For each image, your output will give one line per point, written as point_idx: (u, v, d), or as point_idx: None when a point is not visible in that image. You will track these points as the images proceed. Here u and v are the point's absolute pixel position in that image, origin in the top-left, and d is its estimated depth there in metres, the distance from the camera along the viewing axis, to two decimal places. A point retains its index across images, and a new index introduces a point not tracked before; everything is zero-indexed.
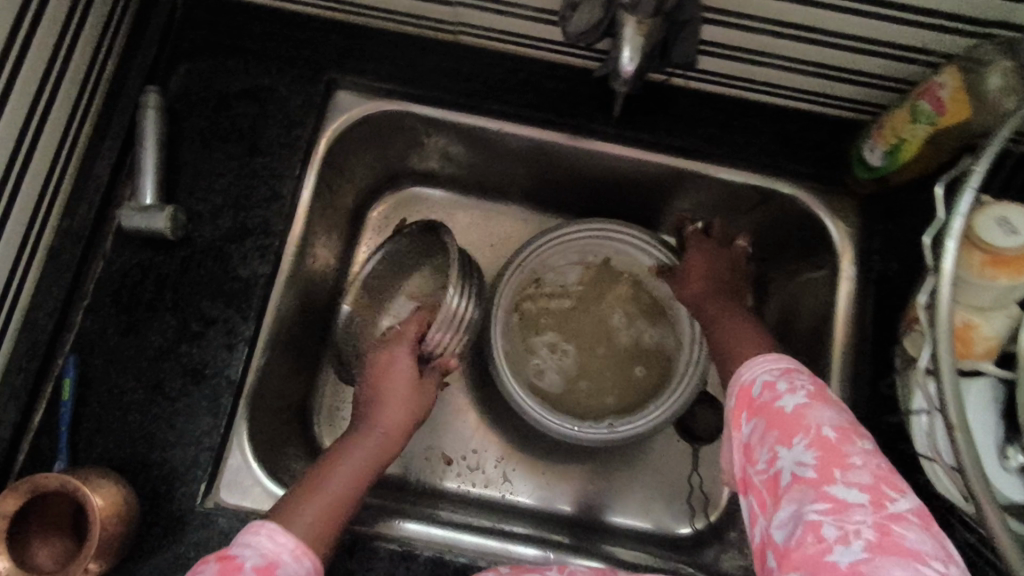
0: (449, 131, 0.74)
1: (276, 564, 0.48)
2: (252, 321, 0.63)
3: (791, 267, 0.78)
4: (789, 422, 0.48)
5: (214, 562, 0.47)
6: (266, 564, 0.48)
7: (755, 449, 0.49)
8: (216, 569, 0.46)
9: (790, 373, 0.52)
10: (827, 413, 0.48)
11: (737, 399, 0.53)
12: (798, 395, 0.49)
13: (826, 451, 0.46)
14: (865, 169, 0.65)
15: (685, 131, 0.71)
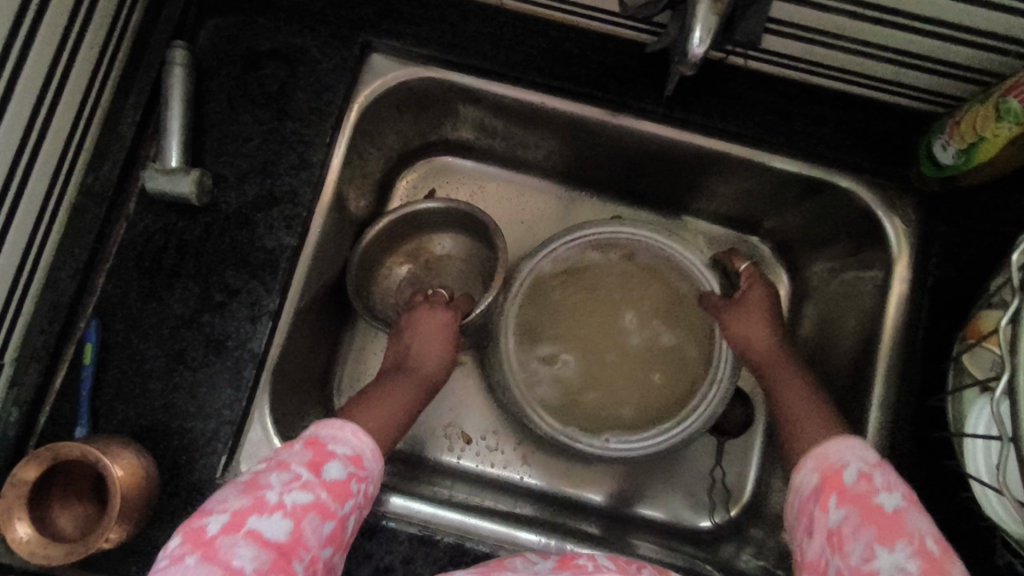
0: (488, 102, 0.70)
1: (364, 458, 0.53)
2: (276, 294, 0.61)
3: (838, 263, 0.74)
4: (886, 522, 0.47)
5: (305, 445, 0.51)
6: (356, 456, 0.52)
7: (846, 537, 0.47)
8: (309, 452, 0.51)
9: (883, 465, 0.51)
10: (922, 521, 0.47)
11: (822, 477, 0.52)
12: (897, 496, 0.48)
13: (929, 563, 0.44)
14: (934, 166, 0.61)
15: (740, 114, 0.66)
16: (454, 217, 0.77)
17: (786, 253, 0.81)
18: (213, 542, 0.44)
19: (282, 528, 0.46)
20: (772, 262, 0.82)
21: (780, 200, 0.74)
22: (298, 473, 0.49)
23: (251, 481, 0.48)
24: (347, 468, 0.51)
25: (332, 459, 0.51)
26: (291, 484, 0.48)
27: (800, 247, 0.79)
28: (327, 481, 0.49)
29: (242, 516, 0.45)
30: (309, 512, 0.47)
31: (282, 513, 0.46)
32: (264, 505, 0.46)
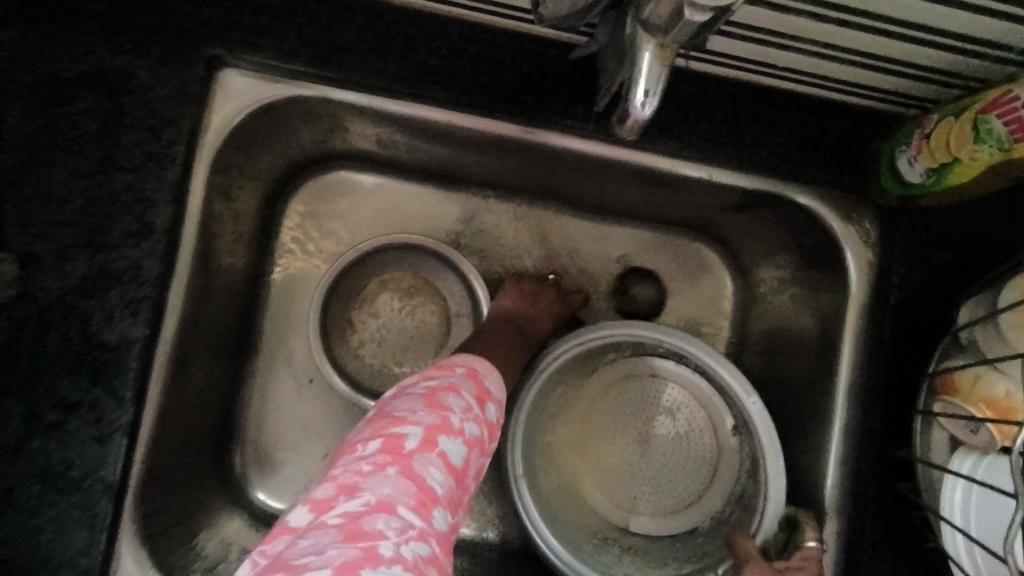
0: (380, 117, 0.57)
1: (502, 405, 0.52)
2: (128, 403, 0.48)
3: (789, 275, 0.67)
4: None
5: (466, 375, 0.50)
6: (500, 401, 0.52)
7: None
8: (472, 381, 0.50)
9: None
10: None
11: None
12: None
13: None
14: (898, 184, 0.53)
15: (682, 126, 0.56)
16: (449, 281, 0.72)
17: (730, 257, 0.74)
18: (410, 454, 0.42)
19: (460, 452, 0.44)
20: (717, 267, 0.76)
21: (725, 209, 0.66)
22: (470, 402, 0.48)
23: (432, 395, 0.46)
24: (496, 414, 0.50)
25: (488, 404, 0.50)
26: (468, 413, 0.47)
27: (746, 252, 0.72)
28: (487, 419, 0.49)
29: (436, 431, 0.44)
30: (478, 444, 0.46)
31: (462, 438, 0.45)
32: (449, 427, 0.45)
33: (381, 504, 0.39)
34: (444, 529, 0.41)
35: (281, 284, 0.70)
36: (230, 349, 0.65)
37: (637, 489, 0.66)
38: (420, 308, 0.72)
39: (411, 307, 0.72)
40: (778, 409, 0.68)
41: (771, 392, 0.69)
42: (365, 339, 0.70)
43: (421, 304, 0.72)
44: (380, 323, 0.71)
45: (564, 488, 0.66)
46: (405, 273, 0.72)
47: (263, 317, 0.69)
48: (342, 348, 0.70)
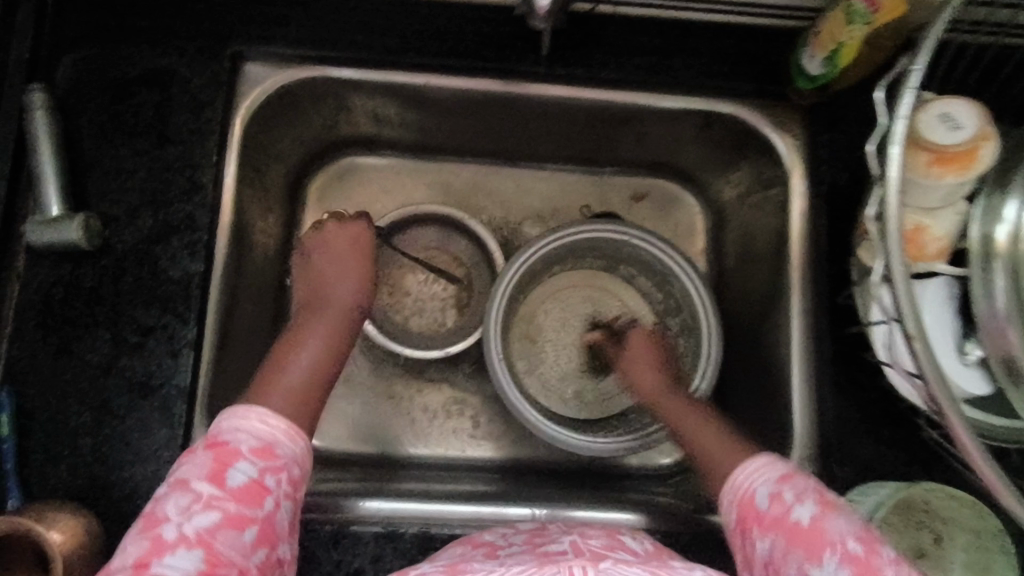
0: (372, 90, 0.70)
1: (270, 443, 0.49)
2: (193, 324, 0.59)
3: (743, 188, 0.77)
4: (829, 499, 0.48)
5: (206, 449, 0.47)
6: (261, 446, 0.49)
7: (780, 568, 0.46)
8: (209, 458, 0.47)
9: (790, 477, 0.50)
10: (843, 521, 0.46)
11: (740, 512, 0.51)
12: (810, 504, 0.48)
13: (858, 568, 0.43)
14: (807, 79, 0.63)
15: (621, 62, 0.68)
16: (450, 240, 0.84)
17: (693, 185, 0.84)
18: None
19: (191, 560, 0.43)
20: (685, 197, 0.86)
21: (679, 137, 0.77)
22: (201, 489, 0.45)
23: (149, 518, 0.45)
24: (254, 466, 0.47)
25: (238, 461, 0.47)
26: (192, 507, 0.45)
27: (707, 179, 0.82)
28: (233, 488, 0.46)
29: (144, 563, 0.42)
30: (225, 523, 0.45)
31: (186, 546, 0.43)
32: (163, 544, 0.43)
33: None
34: None
35: None
36: (270, 306, 0.77)
37: (582, 383, 0.83)
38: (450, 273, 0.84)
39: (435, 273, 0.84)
40: (750, 305, 0.76)
41: (744, 293, 0.78)
42: (408, 316, 0.83)
43: (441, 269, 0.84)
44: (416, 291, 0.84)
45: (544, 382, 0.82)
46: (419, 246, 0.84)
47: None
48: (396, 329, 0.82)
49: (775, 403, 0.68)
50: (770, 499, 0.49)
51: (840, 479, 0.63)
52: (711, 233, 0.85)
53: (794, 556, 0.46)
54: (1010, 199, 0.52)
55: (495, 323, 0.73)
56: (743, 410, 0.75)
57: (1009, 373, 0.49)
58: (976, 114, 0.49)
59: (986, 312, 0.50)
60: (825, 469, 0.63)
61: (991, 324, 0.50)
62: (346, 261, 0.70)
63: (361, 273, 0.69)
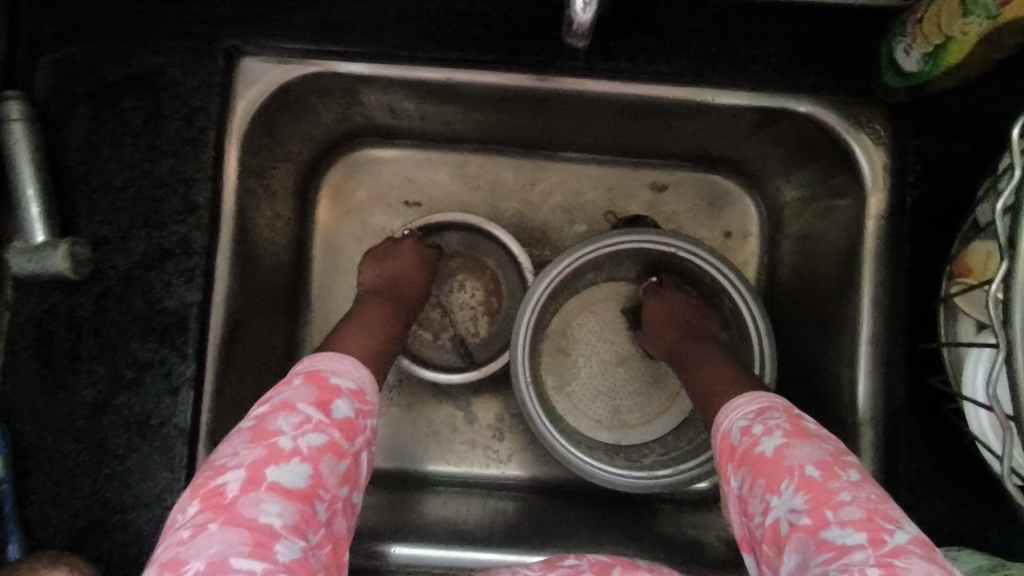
0: (386, 85, 0.62)
1: (366, 391, 0.50)
2: (192, 358, 0.54)
3: (809, 191, 0.67)
4: (800, 429, 0.46)
5: (306, 378, 0.48)
6: (359, 389, 0.49)
7: (749, 500, 0.45)
8: (313, 388, 0.47)
9: (768, 413, 0.49)
10: (808, 449, 0.44)
11: (722, 454, 0.50)
12: (777, 437, 0.46)
13: (814, 492, 0.42)
14: (897, 76, 0.53)
15: (674, 51, 0.58)
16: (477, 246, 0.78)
17: (749, 182, 0.75)
18: (233, 501, 0.41)
19: (300, 475, 0.43)
20: (739, 194, 0.76)
21: (737, 133, 0.67)
22: (308, 413, 0.46)
23: (259, 427, 0.45)
24: (352, 405, 0.48)
25: (338, 395, 0.48)
26: (304, 427, 0.45)
27: (765, 177, 0.72)
28: (337, 420, 0.46)
29: (260, 470, 0.42)
30: (328, 451, 0.45)
31: (300, 458, 0.44)
32: (278, 454, 0.43)
33: (213, 566, 0.38)
34: (296, 556, 0.40)
35: (323, 256, 0.76)
36: (283, 317, 0.72)
37: (614, 406, 0.75)
38: (478, 281, 0.77)
39: (461, 283, 0.77)
40: (809, 325, 0.68)
41: (802, 311, 0.69)
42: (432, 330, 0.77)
43: (468, 277, 0.77)
44: (441, 301, 0.77)
45: (578, 403, 0.75)
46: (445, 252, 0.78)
47: (310, 287, 0.76)
48: (417, 340, 0.76)
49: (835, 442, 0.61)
50: (742, 435, 0.48)
51: None
52: (767, 237, 0.76)
53: (757, 485, 0.45)
54: None
55: (523, 346, 0.67)
56: None
57: None
58: None
59: None
60: None
61: None
62: (413, 269, 0.71)
63: (416, 271, 0.71)
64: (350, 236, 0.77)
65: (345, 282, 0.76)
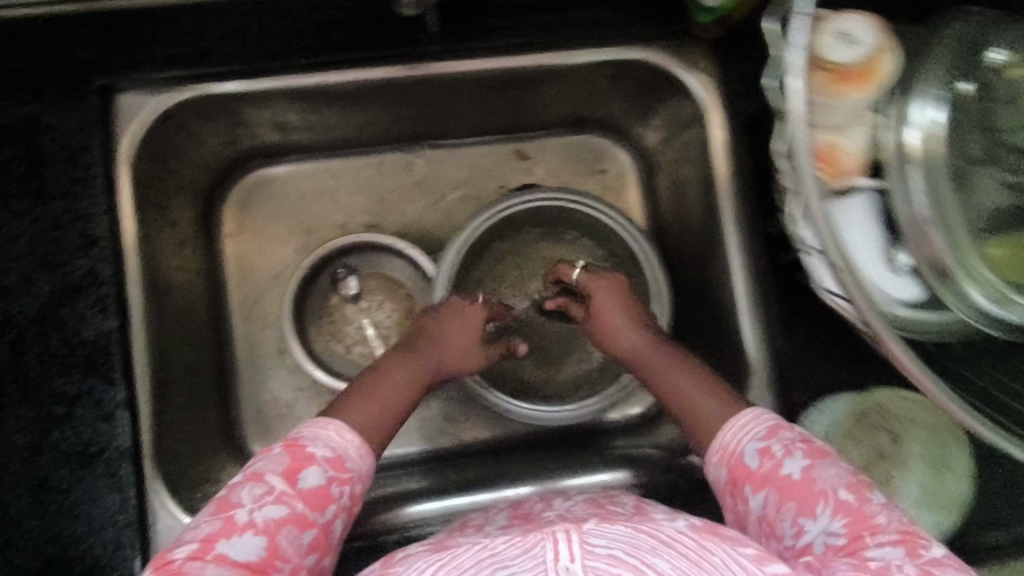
0: (264, 101, 0.66)
1: (343, 458, 0.53)
2: (121, 383, 0.57)
3: (665, 130, 0.76)
4: (817, 449, 0.51)
5: (283, 447, 0.52)
6: (335, 456, 0.53)
7: (775, 522, 0.49)
8: (286, 456, 0.51)
9: (778, 432, 0.52)
10: (832, 470, 0.49)
11: (731, 472, 0.52)
12: (799, 458, 0.50)
13: (852, 516, 0.47)
14: (705, 12, 0.62)
15: (517, 25, 0.65)
16: (383, 258, 0.81)
17: (616, 135, 0.83)
18: (181, 566, 0.45)
19: (255, 545, 0.47)
20: (610, 148, 0.84)
21: (592, 91, 0.74)
22: (272, 484, 0.50)
23: (224, 499, 0.49)
24: (325, 473, 0.51)
25: (309, 465, 0.51)
26: (263, 499, 0.49)
27: (629, 127, 0.80)
28: (301, 491, 0.50)
29: (210, 542, 0.46)
30: (288, 521, 0.49)
31: (253, 530, 0.48)
32: (234, 525, 0.47)
33: None
34: None
35: (238, 278, 0.79)
36: (208, 340, 0.74)
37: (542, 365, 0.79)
38: (389, 290, 0.81)
39: (375, 301, 0.81)
40: (689, 247, 0.76)
41: (681, 236, 0.78)
42: (353, 346, 0.80)
43: (382, 293, 0.81)
44: (358, 316, 0.81)
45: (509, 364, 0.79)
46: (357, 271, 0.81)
47: (230, 309, 0.78)
48: (337, 358, 0.79)
49: (727, 338, 0.69)
50: (758, 456, 0.51)
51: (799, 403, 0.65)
52: (643, 180, 0.84)
53: (788, 508, 0.49)
54: (913, 102, 0.53)
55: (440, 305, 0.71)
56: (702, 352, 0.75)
57: (938, 275, 0.51)
58: (870, 27, 0.51)
59: (905, 213, 0.52)
60: (784, 397, 0.65)
61: (912, 228, 0.52)
62: (463, 344, 0.67)
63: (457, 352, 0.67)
64: (260, 253, 0.80)
65: (264, 298, 0.80)
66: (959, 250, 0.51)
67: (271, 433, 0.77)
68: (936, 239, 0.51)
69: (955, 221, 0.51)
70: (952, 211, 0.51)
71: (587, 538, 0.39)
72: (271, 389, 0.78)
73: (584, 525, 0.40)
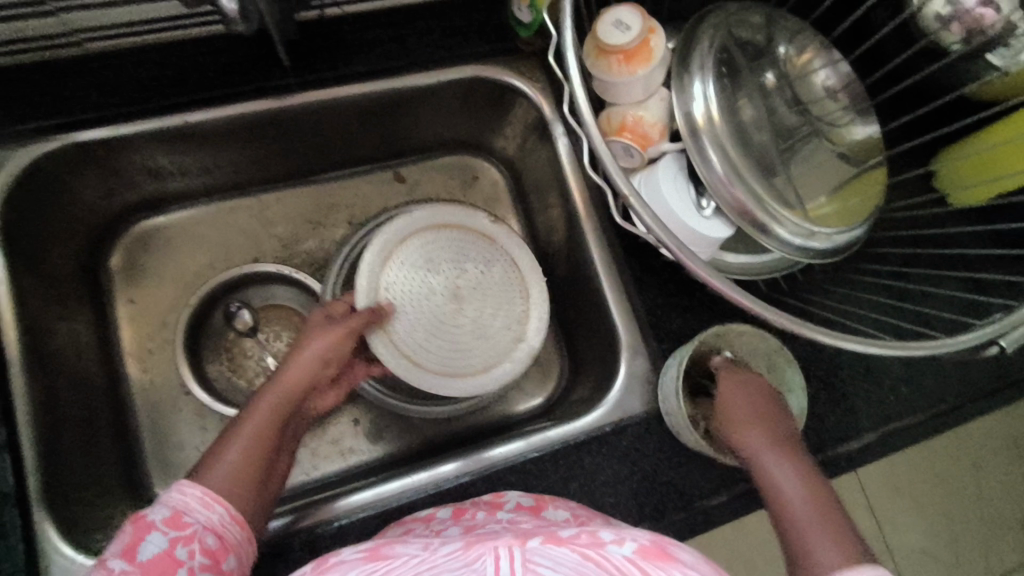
0: (129, 146, 0.70)
1: (183, 513, 0.52)
2: (1, 424, 0.58)
3: (518, 138, 0.85)
4: (659, 552, 0.40)
5: (127, 524, 0.51)
6: (174, 514, 0.51)
7: None
8: (127, 534, 0.50)
9: None
10: None
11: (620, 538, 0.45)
12: None
13: None
14: (524, 28, 0.72)
15: (363, 55, 0.72)
16: (274, 291, 0.86)
17: (482, 150, 0.91)
18: None
19: None
20: (479, 163, 0.92)
21: (448, 111, 0.83)
22: (113, 566, 0.49)
23: None
24: (165, 536, 0.50)
25: (148, 534, 0.50)
26: None
27: (490, 142, 0.89)
28: (143, 560, 0.49)
29: None
30: None
31: None
32: None
33: None
34: None
35: (128, 327, 0.81)
36: (98, 390, 0.74)
37: None
38: (283, 319, 0.85)
39: (274, 332, 0.85)
40: (556, 238, 0.85)
41: (549, 229, 0.86)
42: (255, 377, 0.82)
43: (277, 324, 0.85)
44: (257, 348, 0.84)
45: None
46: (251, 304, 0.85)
47: (122, 358, 0.80)
48: (238, 392, 0.81)
49: (596, 308, 0.77)
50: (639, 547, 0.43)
51: (664, 352, 0.72)
52: (513, 187, 0.92)
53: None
54: (694, 78, 0.62)
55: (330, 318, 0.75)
56: (583, 329, 0.82)
57: (743, 215, 0.60)
58: (638, 14, 0.59)
59: (708, 173, 0.60)
60: (650, 349, 0.72)
61: (714, 181, 0.60)
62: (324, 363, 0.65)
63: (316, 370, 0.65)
64: (149, 302, 0.82)
65: (156, 344, 0.81)
66: (755, 191, 0.60)
67: (174, 475, 0.77)
68: (737, 188, 0.60)
69: (746, 170, 0.60)
70: (769, 170, 0.62)
71: (530, 555, 0.42)
72: (172, 432, 0.79)
73: (529, 540, 0.43)
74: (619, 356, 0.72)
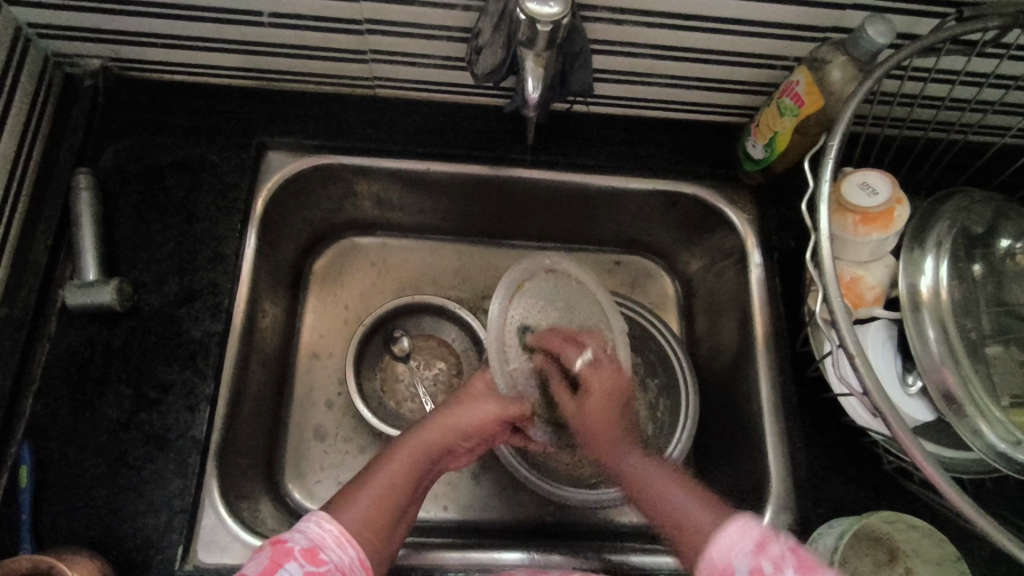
0: (376, 176, 0.79)
1: (320, 550, 0.52)
2: (211, 379, 0.65)
3: (707, 259, 0.86)
4: (807, 563, 0.49)
5: (268, 545, 0.51)
6: (311, 547, 0.52)
7: None
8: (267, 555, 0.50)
9: (767, 548, 0.50)
10: None
11: None
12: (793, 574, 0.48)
13: None
14: (752, 162, 0.75)
15: (594, 150, 0.79)
16: (438, 326, 0.90)
17: (664, 259, 0.93)
18: None
19: None
20: (658, 269, 0.94)
21: (650, 217, 0.86)
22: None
23: None
24: (303, 567, 0.50)
25: (290, 562, 0.50)
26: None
27: (675, 254, 0.91)
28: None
29: None
30: None
31: None
32: None
33: None
34: None
35: (311, 325, 0.88)
36: (274, 373, 0.81)
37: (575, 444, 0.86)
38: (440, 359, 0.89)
39: (426, 362, 0.89)
40: (720, 364, 0.83)
41: (715, 354, 0.85)
42: (401, 403, 0.86)
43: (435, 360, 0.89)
44: (409, 378, 0.88)
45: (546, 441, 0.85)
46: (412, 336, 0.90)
47: (296, 352, 0.86)
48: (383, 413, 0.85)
49: (751, 447, 0.74)
50: None
51: (817, 518, 0.67)
52: (684, 302, 0.92)
53: None
54: (929, 254, 0.61)
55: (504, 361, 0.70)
56: (726, 464, 0.79)
57: (951, 405, 0.57)
58: (889, 182, 0.61)
59: (924, 355, 0.58)
60: (803, 509, 0.68)
61: (928, 363, 0.58)
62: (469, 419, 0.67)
63: (461, 422, 0.66)
64: (333, 309, 0.89)
65: (327, 347, 0.87)
66: (971, 385, 0.56)
67: (306, 473, 0.81)
68: (950, 377, 0.57)
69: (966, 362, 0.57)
70: (985, 371, 0.58)
71: None
72: (315, 433, 0.83)
73: None
74: (765, 505, 0.69)
